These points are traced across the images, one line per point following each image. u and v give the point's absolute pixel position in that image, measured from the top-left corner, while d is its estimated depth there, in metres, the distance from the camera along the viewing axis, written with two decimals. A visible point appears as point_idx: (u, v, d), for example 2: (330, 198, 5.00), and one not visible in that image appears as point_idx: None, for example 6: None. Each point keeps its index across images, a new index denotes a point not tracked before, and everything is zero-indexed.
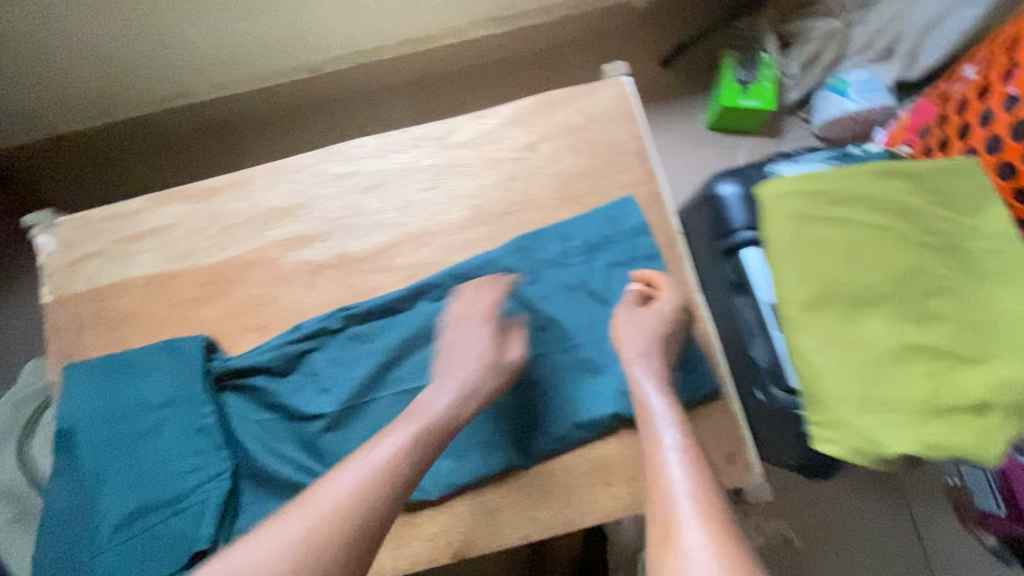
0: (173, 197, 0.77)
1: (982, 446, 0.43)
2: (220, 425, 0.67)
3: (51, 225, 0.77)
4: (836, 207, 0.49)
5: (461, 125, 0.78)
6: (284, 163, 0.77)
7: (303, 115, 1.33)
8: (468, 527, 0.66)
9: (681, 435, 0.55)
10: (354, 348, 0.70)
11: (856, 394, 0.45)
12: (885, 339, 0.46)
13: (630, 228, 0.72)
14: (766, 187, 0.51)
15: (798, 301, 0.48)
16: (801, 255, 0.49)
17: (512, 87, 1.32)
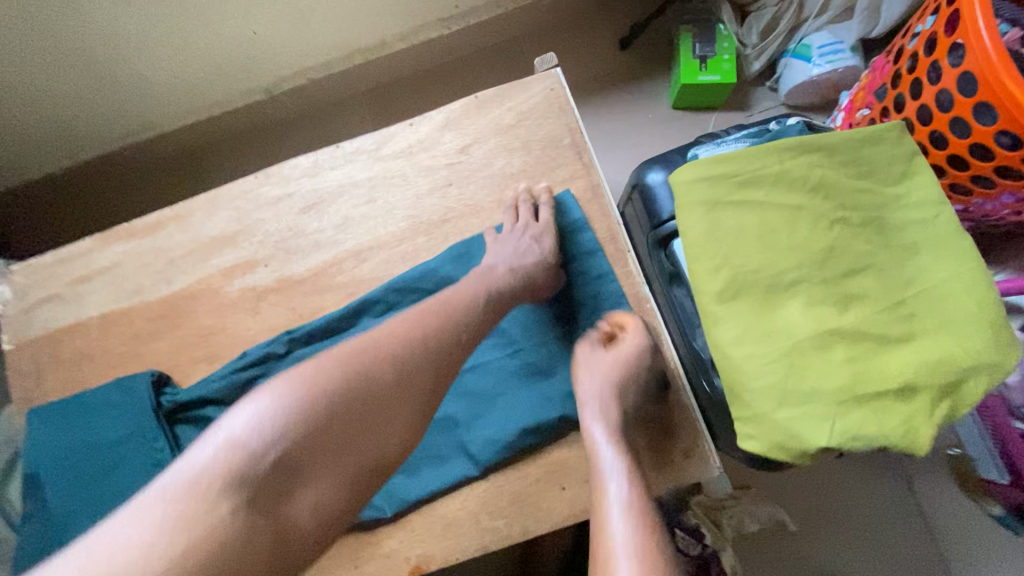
0: (118, 235, 0.77)
1: (908, 435, 0.46)
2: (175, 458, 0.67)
3: (6, 274, 0.78)
4: (745, 191, 0.52)
5: (393, 135, 0.76)
6: (221, 191, 0.77)
7: (263, 135, 1.33)
8: (426, 542, 0.65)
9: (630, 485, 0.54)
10: None
11: (776, 388, 0.47)
12: (801, 328, 0.49)
13: (570, 225, 0.71)
14: (678, 175, 0.52)
15: (713, 292, 0.50)
16: (715, 242, 0.51)
17: (469, 86, 1.29)
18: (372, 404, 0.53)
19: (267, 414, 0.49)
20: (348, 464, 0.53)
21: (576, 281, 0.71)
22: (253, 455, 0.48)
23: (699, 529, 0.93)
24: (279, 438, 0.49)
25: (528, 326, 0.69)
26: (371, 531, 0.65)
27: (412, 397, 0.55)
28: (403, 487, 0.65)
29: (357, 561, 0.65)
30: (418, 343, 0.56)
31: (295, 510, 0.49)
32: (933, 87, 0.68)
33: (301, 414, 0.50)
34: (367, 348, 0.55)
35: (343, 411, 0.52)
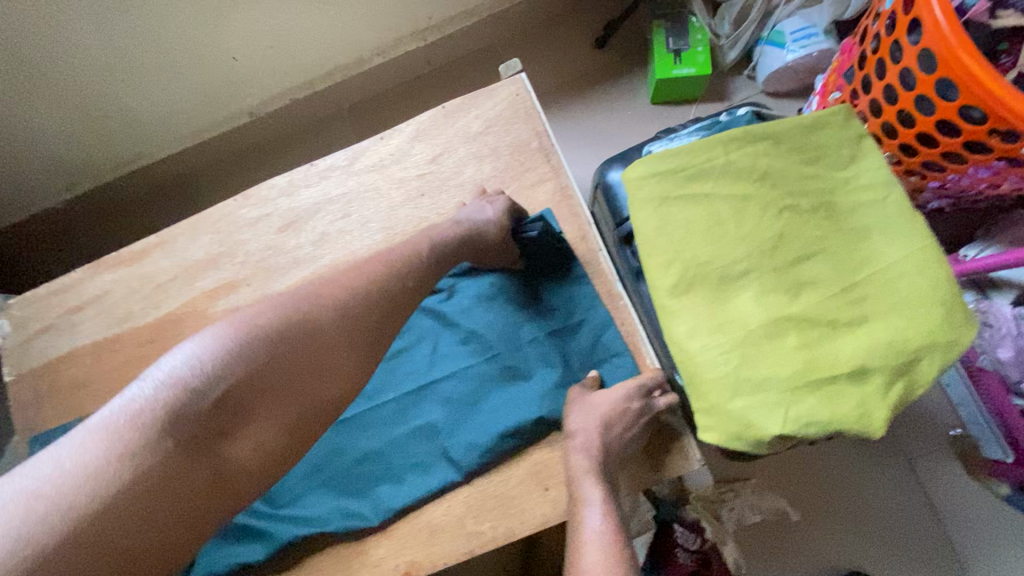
0: (107, 264, 0.80)
1: (863, 419, 0.48)
2: None
3: (5, 307, 0.81)
4: (690, 185, 0.54)
5: (365, 149, 0.77)
6: (203, 215, 0.78)
7: (250, 159, 1.33)
8: (414, 548, 0.66)
9: (608, 521, 0.55)
10: None
11: (727, 379, 0.49)
12: (750, 316, 0.50)
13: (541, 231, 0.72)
14: (628, 173, 0.55)
15: (666, 287, 0.52)
16: (666, 238, 0.53)
17: (451, 93, 1.29)
18: (314, 347, 0.53)
19: (206, 354, 0.49)
20: (292, 406, 0.52)
21: (549, 284, 0.72)
22: (188, 393, 0.48)
23: (699, 523, 0.94)
24: (217, 378, 0.49)
25: (503, 330, 0.70)
26: (360, 540, 0.66)
27: (355, 340, 0.55)
28: (388, 496, 0.66)
29: (348, 570, 0.65)
30: (364, 290, 0.57)
31: (236, 449, 0.50)
32: (897, 65, 0.68)
33: (238, 355, 0.50)
34: (312, 294, 0.55)
35: (284, 353, 0.52)
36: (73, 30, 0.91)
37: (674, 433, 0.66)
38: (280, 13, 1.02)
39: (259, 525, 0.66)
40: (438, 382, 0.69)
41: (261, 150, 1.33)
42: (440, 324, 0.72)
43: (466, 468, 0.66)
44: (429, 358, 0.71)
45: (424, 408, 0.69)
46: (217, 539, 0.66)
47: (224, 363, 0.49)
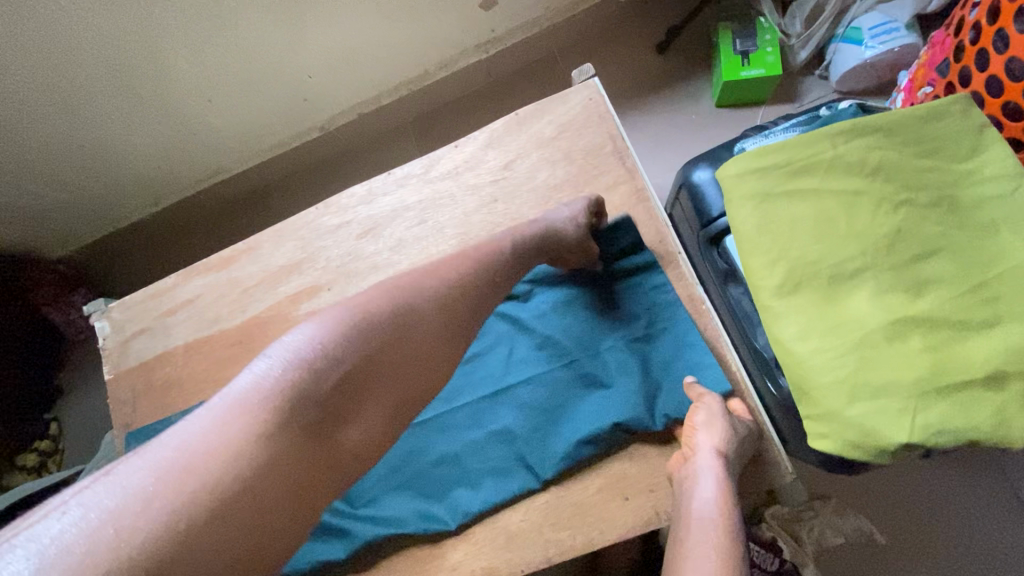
0: (198, 270, 0.85)
1: (1005, 429, 0.48)
2: None
3: (105, 310, 0.87)
4: (793, 181, 0.58)
5: (440, 157, 0.79)
6: (287, 223, 0.82)
7: (315, 172, 1.39)
8: (491, 554, 0.65)
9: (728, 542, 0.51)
10: None
11: (845, 386, 0.51)
12: (872, 320, 0.53)
13: (626, 242, 0.71)
14: (725, 171, 0.60)
15: (772, 286, 0.56)
16: (767, 234, 0.58)
17: (509, 104, 1.31)
18: (419, 334, 0.54)
19: (323, 335, 0.49)
20: (398, 392, 0.52)
21: (624, 289, 0.71)
22: (309, 373, 0.47)
23: (775, 543, 0.87)
24: (335, 359, 0.49)
25: (582, 337, 0.70)
26: (437, 542, 0.66)
27: (451, 329, 0.56)
28: (464, 500, 0.66)
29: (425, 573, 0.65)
30: (462, 281, 0.58)
31: (348, 434, 0.49)
32: (1001, 56, 0.64)
33: (355, 339, 0.50)
34: (411, 284, 0.56)
35: (395, 338, 0.52)
36: (177, 55, 0.99)
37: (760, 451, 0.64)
38: (352, 31, 1.06)
39: (341, 523, 0.67)
40: (513, 387, 0.69)
41: (325, 162, 1.38)
42: (515, 330, 0.72)
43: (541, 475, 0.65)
44: (507, 363, 0.71)
45: (499, 413, 0.69)
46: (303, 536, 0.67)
47: (343, 345, 0.49)
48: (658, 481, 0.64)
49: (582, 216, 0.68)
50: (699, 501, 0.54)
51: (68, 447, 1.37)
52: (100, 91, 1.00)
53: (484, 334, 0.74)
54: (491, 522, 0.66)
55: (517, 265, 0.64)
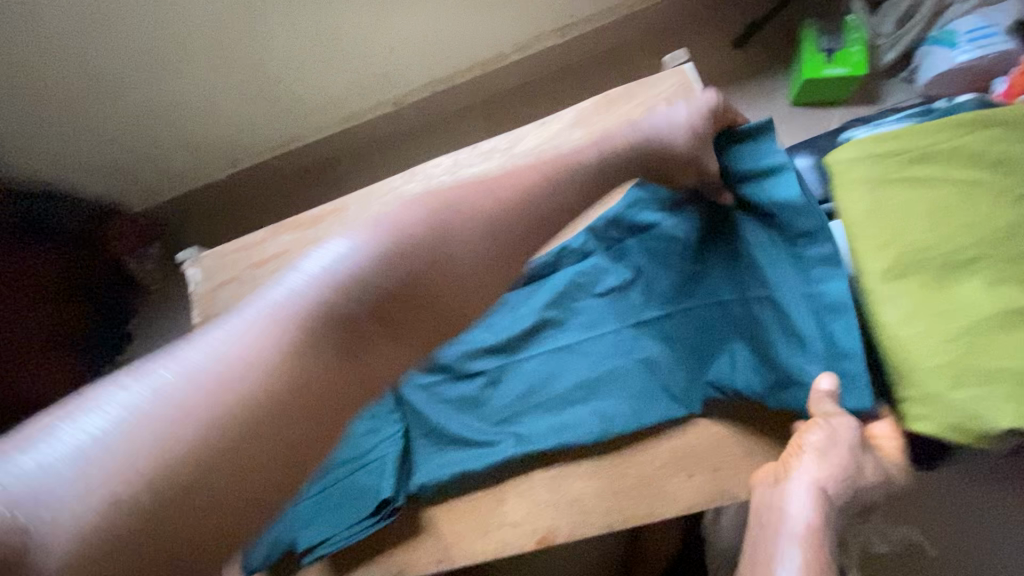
0: (286, 227, 0.89)
1: None
2: (392, 389, 0.76)
3: (197, 259, 0.92)
4: (908, 170, 0.63)
5: (525, 134, 0.81)
6: (374, 188, 0.86)
7: (384, 147, 1.43)
8: (554, 513, 0.68)
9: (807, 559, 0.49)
10: (506, 313, 0.77)
11: (949, 367, 0.55)
12: (982, 306, 0.56)
13: (768, 164, 0.65)
14: (838, 156, 0.66)
15: (879, 271, 0.60)
16: (875, 219, 0.62)
17: (580, 92, 1.32)
18: (457, 253, 0.42)
19: (355, 253, 0.40)
20: (432, 321, 0.41)
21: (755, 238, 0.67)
22: (342, 288, 0.38)
23: None
24: (366, 273, 0.39)
25: (722, 276, 0.70)
26: (502, 499, 0.70)
27: (488, 251, 0.43)
28: (605, 421, 0.69)
29: (489, 523, 0.70)
30: (511, 201, 0.46)
31: (370, 361, 0.38)
32: None
33: (387, 255, 0.40)
34: (453, 202, 0.45)
35: (434, 254, 0.42)
36: (272, 21, 1.04)
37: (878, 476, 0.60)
38: (438, 6, 1.09)
39: (478, 436, 0.72)
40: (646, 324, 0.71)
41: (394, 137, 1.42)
42: (652, 264, 0.73)
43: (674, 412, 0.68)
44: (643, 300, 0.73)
45: (634, 346, 0.71)
46: (436, 447, 0.72)
47: (380, 257, 0.40)
48: (724, 461, 0.66)
49: (705, 114, 0.62)
50: (788, 524, 0.52)
51: None
52: (200, 55, 1.07)
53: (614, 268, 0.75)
54: (555, 484, 0.69)
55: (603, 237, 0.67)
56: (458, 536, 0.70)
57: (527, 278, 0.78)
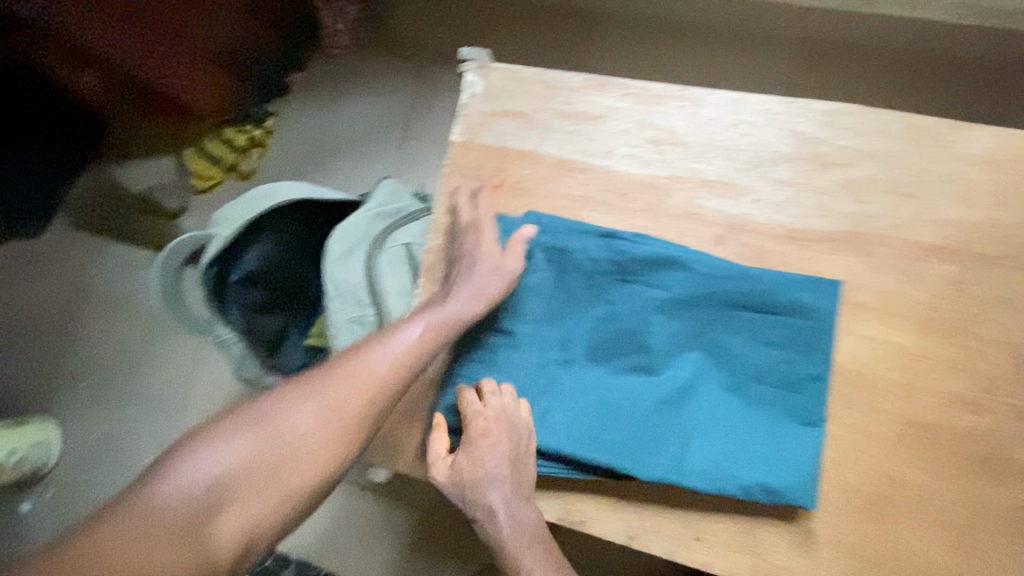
0: (611, 87, 0.71)
1: None
2: (584, 343, 0.64)
3: (484, 67, 0.75)
4: None
5: (970, 133, 0.64)
6: (748, 97, 0.68)
7: (645, 33, 1.15)
8: (787, 557, 0.60)
9: (508, 515, 0.59)
10: (698, 314, 0.64)
11: None
12: None
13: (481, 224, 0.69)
14: None
15: None
16: None
17: (913, 92, 1.05)
18: (293, 442, 0.54)
19: (211, 455, 0.52)
20: (269, 490, 0.52)
21: (595, 287, 0.66)
22: (184, 486, 0.50)
23: None
24: (207, 474, 0.51)
25: (633, 344, 0.64)
26: (731, 516, 0.62)
27: (332, 430, 0.55)
28: (764, 486, 0.58)
29: (705, 531, 0.62)
30: (354, 392, 0.57)
31: (221, 534, 0.49)
32: None
33: (223, 457, 0.52)
34: (331, 380, 0.57)
35: (268, 437, 0.53)
36: None
37: (508, 452, 0.60)
38: None
39: (643, 435, 0.60)
40: (615, 377, 0.63)
41: (672, 22, 1.14)
42: (660, 319, 0.64)
43: (742, 477, 0.59)
44: (599, 338, 0.64)
45: (601, 377, 0.63)
46: (614, 422, 0.61)
47: (206, 466, 0.51)
48: None
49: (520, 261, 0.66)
50: (499, 523, 0.59)
51: (273, 147, 1.33)
52: None
53: (660, 316, 0.64)
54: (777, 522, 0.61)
55: (804, 311, 0.61)
56: (664, 529, 0.62)
57: (883, 303, 0.62)
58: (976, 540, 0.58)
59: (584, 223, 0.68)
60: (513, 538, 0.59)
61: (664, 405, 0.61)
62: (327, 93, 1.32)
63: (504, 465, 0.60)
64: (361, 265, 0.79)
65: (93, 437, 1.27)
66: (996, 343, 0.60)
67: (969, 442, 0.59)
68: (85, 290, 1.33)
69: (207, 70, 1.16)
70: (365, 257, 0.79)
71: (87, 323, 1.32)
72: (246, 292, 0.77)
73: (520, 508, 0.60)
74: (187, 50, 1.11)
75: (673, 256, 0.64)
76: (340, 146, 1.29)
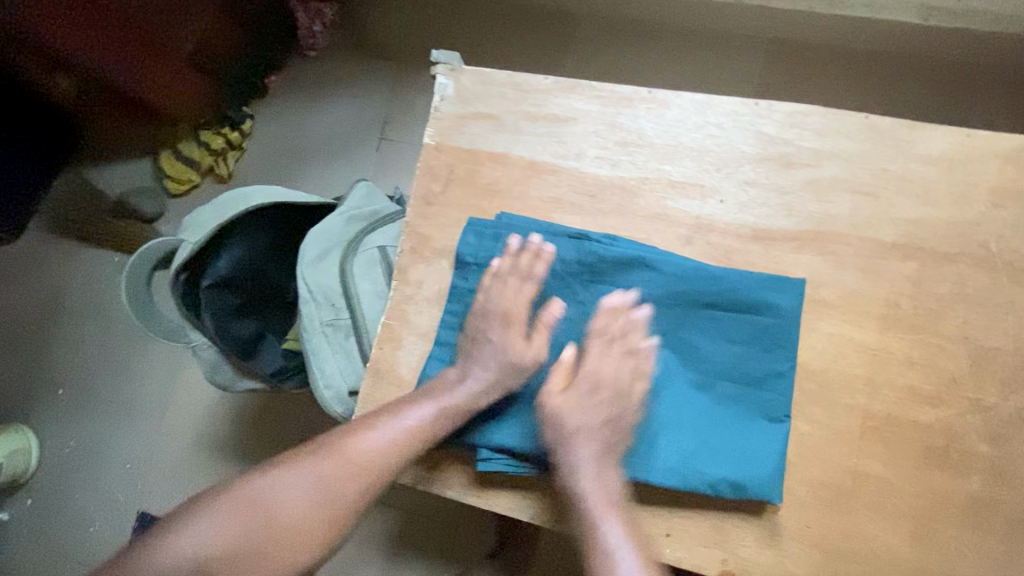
0: (581, 89, 0.72)
1: None
2: (553, 343, 0.66)
3: (455, 69, 0.75)
4: None
5: (929, 133, 0.65)
6: (714, 99, 0.69)
7: (622, 34, 1.16)
8: (754, 552, 0.61)
9: (600, 470, 0.60)
10: (665, 314, 0.64)
11: None
12: None
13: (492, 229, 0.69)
14: None
15: None
16: None
17: (885, 91, 1.07)
18: (285, 519, 0.59)
19: (211, 525, 0.59)
20: (259, 560, 0.58)
21: (564, 288, 0.67)
22: (185, 552, 0.58)
23: None
24: (205, 544, 0.58)
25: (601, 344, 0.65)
26: (700, 512, 0.63)
27: (322, 511, 0.59)
28: (727, 481, 0.60)
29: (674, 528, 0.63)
30: (344, 476, 0.60)
31: None
32: None
33: (218, 530, 0.58)
34: (323, 462, 0.61)
35: (264, 512, 0.59)
36: None
37: (616, 408, 0.61)
38: None
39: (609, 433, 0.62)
40: None
41: (649, 23, 1.15)
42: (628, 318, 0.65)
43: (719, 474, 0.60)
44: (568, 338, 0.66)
45: None
46: None
47: (204, 536, 0.58)
48: None
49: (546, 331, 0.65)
50: (590, 474, 0.60)
51: (250, 149, 1.32)
52: None
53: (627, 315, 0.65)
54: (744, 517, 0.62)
55: (768, 309, 0.63)
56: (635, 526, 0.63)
57: (845, 301, 0.64)
58: (936, 531, 0.60)
59: (554, 224, 0.69)
60: (590, 491, 0.59)
61: (641, 400, 0.62)
62: (304, 95, 1.31)
63: (603, 421, 0.61)
64: (333, 267, 0.78)
65: (72, 445, 1.26)
66: (954, 338, 0.62)
67: (928, 435, 0.61)
68: (60, 295, 1.31)
69: (189, 78, 1.18)
70: (337, 259, 0.79)
71: (63, 330, 1.30)
72: (222, 296, 0.76)
73: (602, 462, 0.60)
74: (169, 58, 1.13)
75: (640, 256, 0.65)
76: (319, 148, 1.29)
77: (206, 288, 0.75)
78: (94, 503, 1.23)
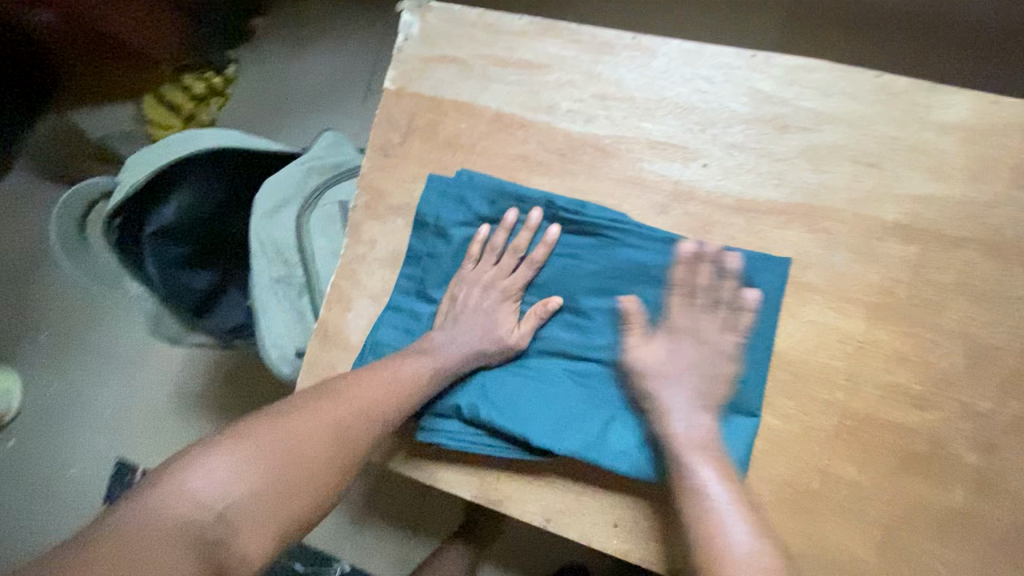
0: (557, 32, 0.64)
1: None
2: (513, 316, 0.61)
3: (423, 6, 0.68)
4: None
5: (948, 98, 0.56)
6: (705, 50, 0.61)
7: None
8: None
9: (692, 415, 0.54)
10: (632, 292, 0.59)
11: None
12: None
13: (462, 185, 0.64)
14: None
15: None
16: None
17: None
18: (306, 453, 0.52)
19: (226, 460, 0.49)
20: (277, 502, 0.50)
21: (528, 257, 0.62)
22: (200, 489, 0.47)
23: None
24: (222, 480, 0.48)
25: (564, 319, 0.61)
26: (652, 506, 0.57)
27: (343, 445, 0.54)
28: None
29: (624, 520, 0.58)
30: (361, 409, 0.56)
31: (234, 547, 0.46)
32: None
33: (238, 462, 0.49)
34: (344, 393, 0.56)
35: (286, 447, 0.52)
36: None
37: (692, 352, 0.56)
38: None
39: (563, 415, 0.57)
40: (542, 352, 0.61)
41: None
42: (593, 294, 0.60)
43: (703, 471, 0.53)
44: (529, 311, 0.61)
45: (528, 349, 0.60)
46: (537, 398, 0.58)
47: (220, 471, 0.48)
48: None
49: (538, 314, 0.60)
50: (681, 418, 0.54)
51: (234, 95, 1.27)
52: None
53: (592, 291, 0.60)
54: None
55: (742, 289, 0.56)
56: (582, 514, 0.59)
57: (832, 285, 0.57)
58: (908, 544, 0.54)
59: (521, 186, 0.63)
60: (689, 441, 0.53)
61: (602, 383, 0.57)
62: (290, 41, 1.24)
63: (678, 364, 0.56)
64: (289, 220, 0.74)
65: (53, 388, 1.26)
66: (951, 333, 0.54)
67: (910, 439, 0.54)
68: (41, 238, 1.30)
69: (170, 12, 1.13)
70: (294, 212, 0.74)
71: (45, 274, 1.29)
72: (166, 245, 0.72)
73: (693, 414, 0.54)
74: None
75: (608, 227, 0.59)
76: (306, 97, 1.23)
77: (148, 235, 0.71)
78: (74, 446, 1.24)
